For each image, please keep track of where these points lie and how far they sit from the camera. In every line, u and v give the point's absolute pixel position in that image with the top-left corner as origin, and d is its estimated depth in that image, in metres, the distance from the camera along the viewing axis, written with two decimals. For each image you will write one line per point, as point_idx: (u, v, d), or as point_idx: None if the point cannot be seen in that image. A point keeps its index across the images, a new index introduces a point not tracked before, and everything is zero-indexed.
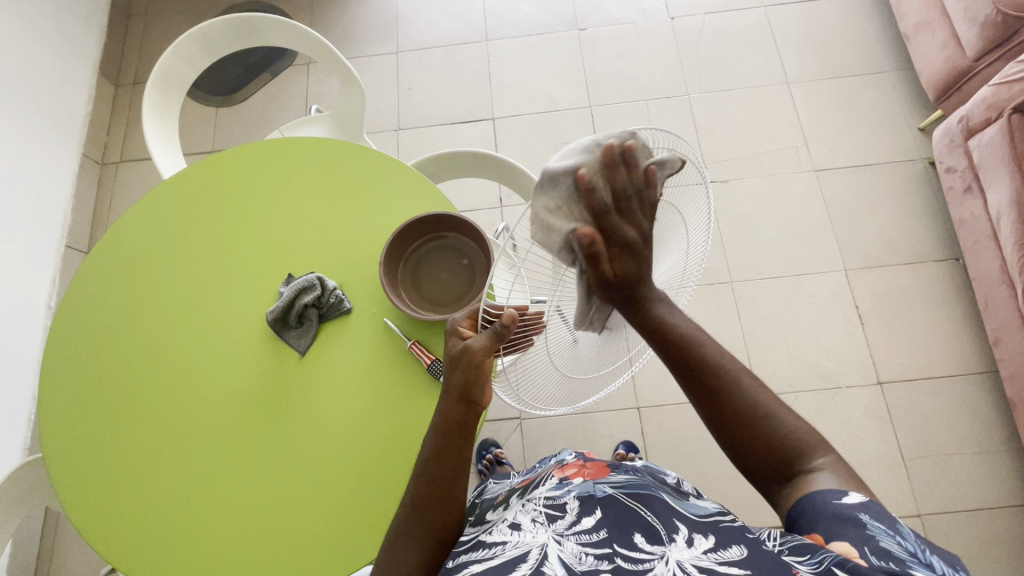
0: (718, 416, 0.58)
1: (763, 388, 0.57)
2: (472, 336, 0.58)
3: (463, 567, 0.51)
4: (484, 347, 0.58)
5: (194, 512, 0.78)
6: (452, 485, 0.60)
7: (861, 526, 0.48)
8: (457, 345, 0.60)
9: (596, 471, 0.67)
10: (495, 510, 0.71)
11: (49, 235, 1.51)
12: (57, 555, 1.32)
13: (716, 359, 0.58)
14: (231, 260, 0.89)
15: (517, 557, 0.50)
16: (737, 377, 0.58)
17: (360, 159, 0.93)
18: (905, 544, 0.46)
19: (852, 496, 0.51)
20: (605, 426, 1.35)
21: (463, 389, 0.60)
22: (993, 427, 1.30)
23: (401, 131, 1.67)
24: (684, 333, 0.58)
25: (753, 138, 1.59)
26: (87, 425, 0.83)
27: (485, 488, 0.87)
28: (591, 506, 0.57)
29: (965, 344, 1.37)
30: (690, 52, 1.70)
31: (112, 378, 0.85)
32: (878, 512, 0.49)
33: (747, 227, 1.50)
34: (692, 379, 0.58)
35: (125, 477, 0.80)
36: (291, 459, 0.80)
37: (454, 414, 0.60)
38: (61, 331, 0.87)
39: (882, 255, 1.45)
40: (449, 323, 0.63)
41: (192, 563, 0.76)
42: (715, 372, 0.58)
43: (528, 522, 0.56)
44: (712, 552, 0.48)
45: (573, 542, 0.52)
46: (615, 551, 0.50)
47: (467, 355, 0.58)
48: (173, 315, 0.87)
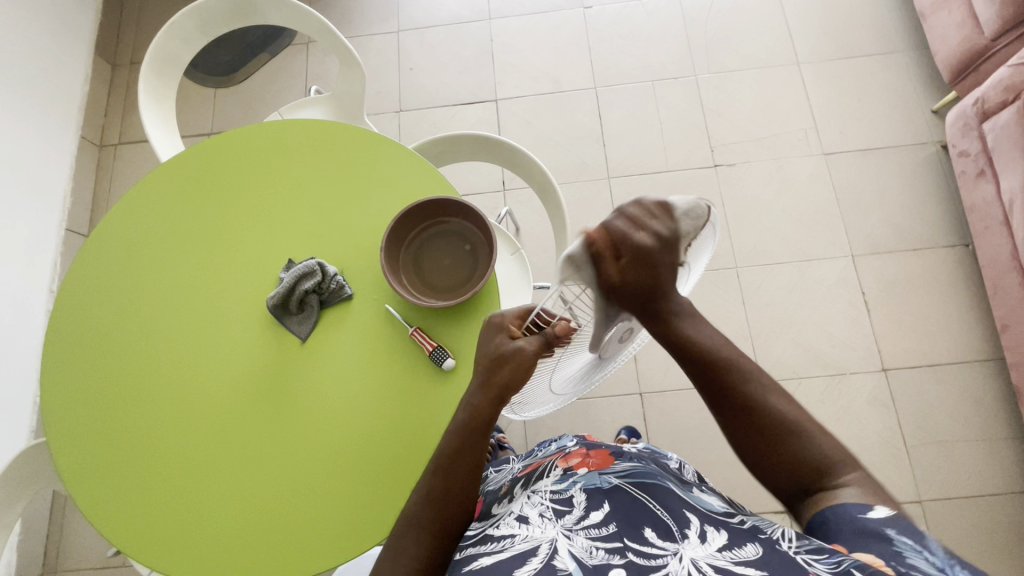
0: (743, 431, 0.60)
1: (793, 404, 0.60)
2: (525, 338, 0.60)
3: (473, 560, 0.51)
4: (534, 354, 0.58)
5: (196, 497, 0.78)
6: (468, 482, 0.62)
7: (887, 543, 0.47)
8: (506, 342, 0.61)
9: (600, 461, 0.66)
10: (499, 499, 0.70)
11: (49, 219, 1.50)
12: (66, 535, 1.34)
13: (748, 375, 0.61)
14: (233, 247, 0.88)
15: (528, 550, 0.50)
16: (768, 394, 0.60)
17: (360, 142, 0.91)
18: (933, 561, 0.44)
19: (880, 512, 0.51)
20: (608, 411, 1.35)
21: (500, 389, 0.60)
22: (997, 414, 1.30)
23: (402, 112, 1.64)
24: (715, 351, 0.61)
25: (761, 121, 1.56)
26: (93, 419, 0.82)
27: (486, 474, 0.87)
28: (598, 500, 0.56)
29: (972, 331, 1.35)
30: (698, 31, 1.65)
31: (116, 371, 0.84)
32: (905, 527, 0.48)
33: (754, 212, 1.48)
34: (721, 396, 0.61)
35: (131, 472, 0.80)
36: (294, 446, 0.80)
37: (484, 412, 0.61)
38: (61, 326, 0.86)
39: (890, 240, 1.43)
40: (499, 317, 0.64)
41: (192, 545, 0.77)
42: (744, 381, 0.60)
43: (535, 516, 0.56)
44: (726, 550, 0.48)
45: (583, 536, 0.51)
46: (626, 545, 0.50)
47: (516, 356, 0.59)
48: (175, 307, 0.86)
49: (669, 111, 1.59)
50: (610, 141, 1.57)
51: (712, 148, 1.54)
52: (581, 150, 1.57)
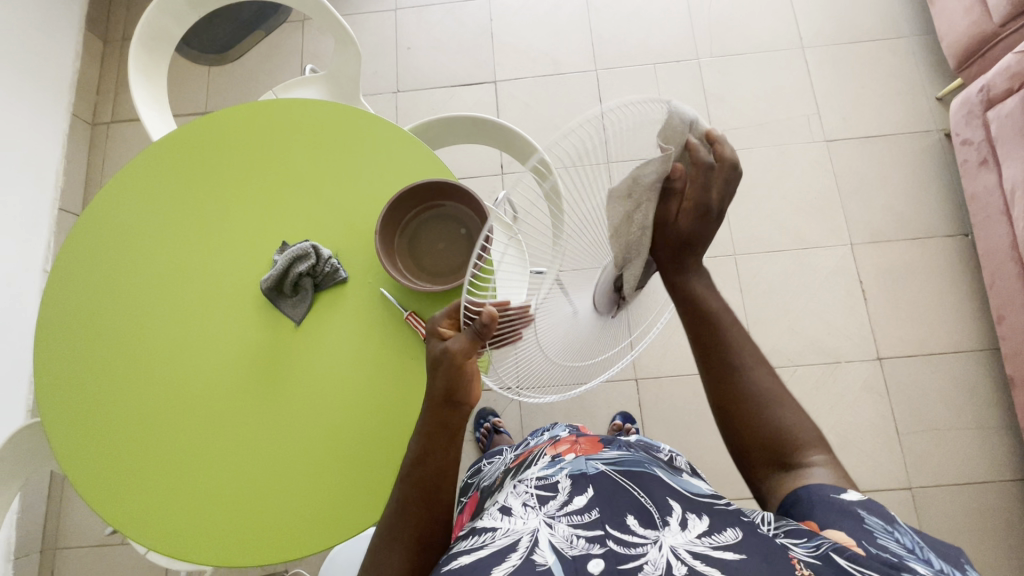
0: (727, 397, 0.60)
1: (776, 377, 0.61)
2: (452, 338, 0.55)
3: (454, 558, 0.51)
4: (464, 350, 0.54)
5: (188, 476, 0.79)
6: (438, 486, 0.60)
7: (859, 522, 0.49)
8: (437, 346, 0.56)
9: (588, 447, 0.66)
10: (491, 492, 0.71)
11: (42, 198, 1.48)
12: (65, 513, 1.35)
13: (744, 343, 0.61)
14: (226, 226, 0.87)
15: (507, 546, 0.49)
16: (757, 361, 0.61)
17: (350, 120, 0.90)
18: (903, 542, 0.47)
19: (852, 493, 0.53)
20: (603, 397, 1.36)
21: (447, 394, 0.57)
22: (989, 403, 1.31)
23: (400, 93, 1.62)
24: (714, 312, 0.59)
25: (763, 106, 1.54)
26: (86, 397, 0.82)
27: (479, 467, 0.87)
28: (582, 486, 0.57)
29: (968, 321, 1.35)
30: (702, 13, 1.62)
31: (108, 359, 0.83)
32: (875, 510, 0.51)
33: (753, 199, 1.47)
34: (714, 356, 0.61)
35: (128, 459, 0.80)
36: (287, 427, 0.80)
37: (438, 416, 0.59)
38: (50, 317, 0.85)
39: (890, 229, 1.42)
40: (428, 322, 0.58)
41: (186, 523, 0.77)
42: (735, 352, 0.60)
43: (518, 506, 0.55)
44: (705, 536, 0.49)
45: (564, 524, 0.52)
46: (607, 533, 0.51)
47: (448, 358, 0.55)
48: (167, 293, 0.85)
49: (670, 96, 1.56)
50: None
51: None
52: None
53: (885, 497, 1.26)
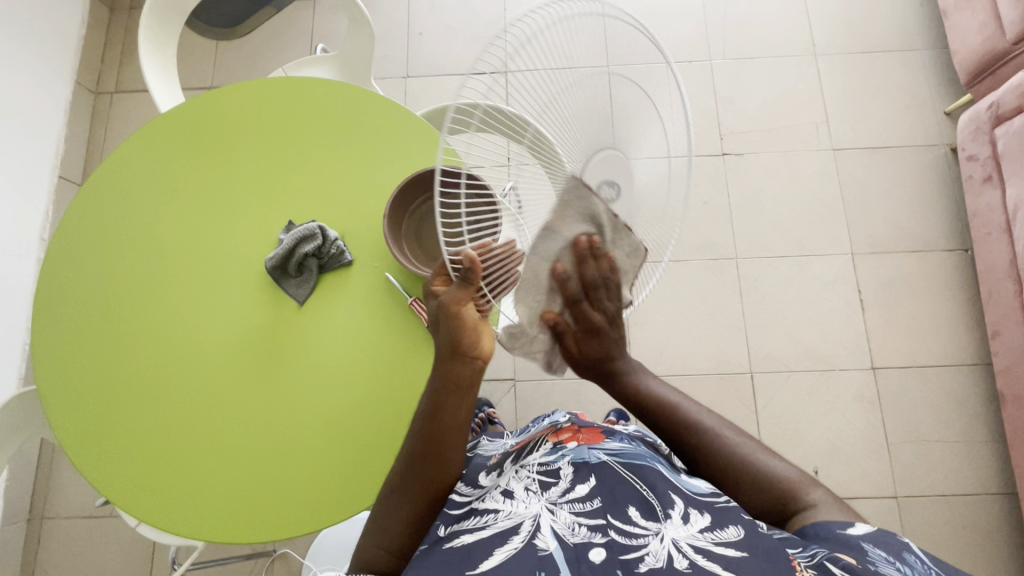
0: (704, 466, 0.70)
1: (741, 437, 0.70)
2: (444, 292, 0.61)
3: (456, 535, 0.55)
4: (456, 298, 0.60)
5: (184, 450, 0.79)
6: (442, 442, 0.63)
7: (861, 550, 0.54)
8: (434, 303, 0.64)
9: (591, 437, 0.66)
10: (485, 468, 0.70)
11: (43, 165, 1.46)
12: (54, 482, 1.35)
13: (700, 419, 0.72)
14: (232, 202, 0.86)
15: (510, 529, 0.54)
16: (716, 430, 0.71)
17: (360, 103, 0.89)
18: (904, 569, 0.51)
19: (859, 528, 0.58)
20: (599, 393, 1.36)
21: (453, 345, 0.62)
22: (978, 417, 1.32)
23: (409, 79, 1.60)
24: (665, 399, 0.75)
25: (773, 112, 1.54)
26: (84, 364, 0.82)
27: (479, 442, 0.90)
28: (584, 474, 0.60)
29: (963, 335, 1.37)
30: (717, 14, 1.62)
31: (107, 343, 0.82)
32: (881, 541, 0.55)
33: (758, 204, 1.47)
34: (678, 436, 0.72)
35: (125, 443, 0.79)
36: (284, 405, 0.80)
37: (451, 371, 0.63)
38: (46, 303, 0.84)
39: (892, 241, 1.43)
40: (425, 286, 0.66)
41: (178, 496, 0.77)
42: (697, 430, 0.71)
43: (521, 491, 0.59)
44: (708, 532, 0.53)
45: (566, 511, 0.56)
46: (609, 522, 0.55)
47: (444, 310, 0.61)
48: (169, 276, 0.84)
49: None
50: None
51: (721, 136, 1.52)
52: None
53: (871, 505, 1.27)
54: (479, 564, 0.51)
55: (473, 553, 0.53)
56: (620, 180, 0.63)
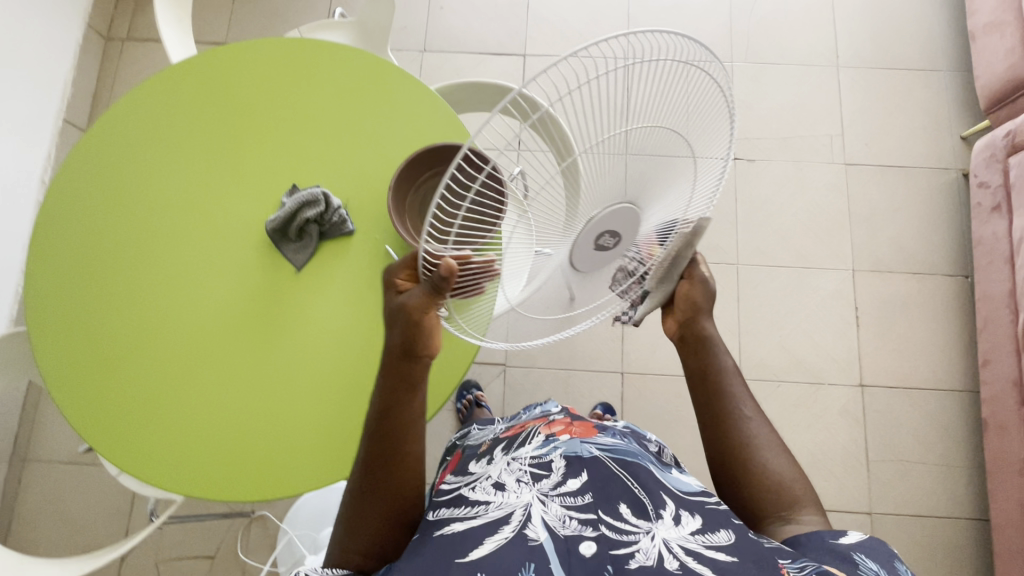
0: (714, 441, 0.69)
1: (767, 432, 0.68)
2: (409, 293, 0.58)
3: (447, 524, 0.55)
4: (421, 304, 0.58)
5: (171, 405, 0.79)
6: (403, 441, 0.61)
7: (854, 563, 0.52)
8: (393, 299, 0.60)
9: (583, 431, 0.67)
10: (477, 455, 0.72)
11: (49, 106, 1.44)
12: (39, 424, 1.36)
13: (741, 400, 0.70)
14: (238, 162, 0.85)
15: (500, 519, 0.53)
16: (747, 417, 0.69)
17: (375, 72, 0.88)
18: None
19: (851, 538, 0.56)
20: (587, 386, 1.37)
21: (404, 347, 0.60)
22: (960, 443, 1.33)
23: (426, 53, 1.58)
24: (722, 369, 0.72)
25: (789, 120, 1.52)
26: (78, 311, 0.81)
27: (468, 431, 0.88)
28: (576, 468, 0.59)
29: (954, 361, 1.37)
30: (742, 17, 1.60)
31: (101, 296, 0.82)
32: (873, 552, 0.54)
33: (764, 212, 1.46)
34: (713, 405, 0.70)
35: (113, 393, 0.79)
36: (276, 370, 0.80)
37: (397, 371, 0.61)
38: (42, 253, 0.83)
39: (894, 261, 1.43)
40: (386, 274, 0.62)
41: (164, 450, 0.77)
42: (731, 406, 0.70)
43: (512, 482, 0.59)
44: (699, 534, 0.52)
45: (557, 504, 0.55)
46: (599, 518, 0.54)
47: (406, 312, 0.58)
48: (167, 232, 0.83)
49: None
50: None
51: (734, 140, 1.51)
52: None
53: (845, 519, 1.29)
54: (467, 554, 0.50)
55: (461, 543, 0.52)
56: (624, 232, 0.61)
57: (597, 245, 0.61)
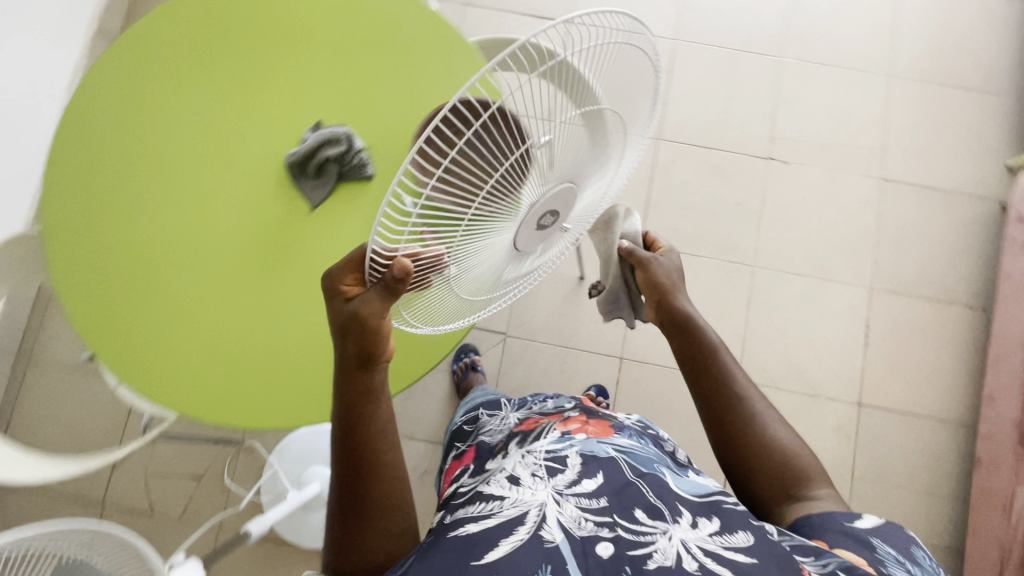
0: (719, 423, 0.68)
1: (767, 406, 0.69)
2: (359, 300, 0.52)
3: (461, 524, 0.54)
4: (376, 310, 0.52)
5: (174, 323, 0.79)
6: (382, 454, 0.56)
7: (873, 549, 0.54)
8: (341, 308, 0.53)
9: (599, 431, 0.68)
10: (492, 452, 0.72)
11: (84, 13, 1.43)
12: (46, 328, 1.39)
13: (735, 379, 0.70)
14: (266, 91, 0.84)
15: (515, 518, 0.53)
16: (749, 397, 0.69)
17: (414, 17, 0.86)
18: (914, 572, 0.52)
19: (867, 522, 0.57)
20: (584, 366, 1.37)
21: (361, 356, 0.55)
22: (950, 475, 1.32)
23: (468, 6, 1.53)
24: (714, 345, 0.72)
25: (830, 126, 1.47)
26: (91, 217, 0.81)
27: (478, 417, 0.90)
28: (592, 468, 0.60)
29: (958, 394, 1.36)
30: (800, 11, 1.53)
31: (113, 204, 0.81)
32: (889, 538, 0.55)
33: (790, 216, 1.43)
34: (710, 387, 0.70)
35: (119, 303, 0.80)
36: (280, 304, 0.80)
37: (356, 383, 0.56)
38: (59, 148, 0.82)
39: (914, 284, 1.40)
40: (326, 281, 0.54)
41: (162, 365, 0.79)
42: (729, 385, 0.69)
43: (527, 476, 0.59)
44: (717, 536, 0.52)
45: (573, 505, 0.55)
46: (616, 520, 0.54)
47: (359, 321, 0.52)
48: (189, 152, 0.83)
49: (742, 88, 1.48)
50: (672, 104, 1.47)
51: (771, 139, 1.46)
52: None
53: None
54: (483, 556, 0.50)
55: (478, 542, 0.51)
56: (562, 210, 0.62)
57: (541, 224, 0.60)
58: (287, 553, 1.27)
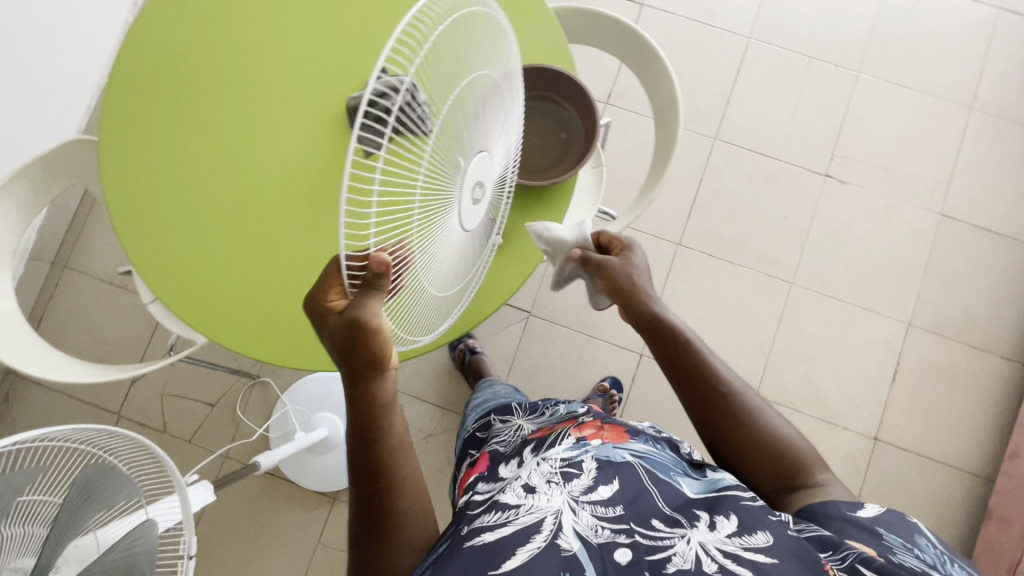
0: (715, 421, 0.66)
1: (753, 393, 0.67)
2: (348, 307, 0.52)
3: (476, 531, 0.53)
4: (368, 313, 0.52)
5: (214, 245, 0.80)
6: (396, 468, 0.55)
7: (880, 537, 0.52)
8: (332, 323, 0.55)
9: (614, 436, 0.68)
10: (506, 460, 0.71)
11: None
12: (83, 237, 1.41)
13: (716, 373, 0.67)
14: (339, 27, 0.83)
15: (531, 526, 0.52)
16: (739, 389, 0.67)
17: None
18: (923, 557, 0.51)
19: (869, 510, 0.56)
20: (602, 357, 1.36)
21: (364, 366, 0.54)
22: (957, 525, 1.29)
23: None
24: (690, 339, 0.69)
25: (896, 150, 1.41)
26: (150, 127, 0.82)
27: (489, 421, 0.88)
28: (607, 475, 0.60)
29: (979, 444, 1.32)
30: (885, 25, 1.45)
31: (175, 121, 0.82)
32: (893, 525, 0.54)
33: (837, 238, 1.38)
34: (695, 385, 0.67)
35: (164, 216, 0.80)
36: (320, 245, 0.80)
37: (368, 395, 0.55)
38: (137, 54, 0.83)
39: (954, 327, 1.35)
40: (313, 304, 0.56)
41: (197, 284, 0.79)
42: (717, 382, 0.67)
43: (542, 483, 0.58)
44: (736, 537, 0.51)
45: (589, 513, 0.55)
46: (633, 527, 0.54)
47: (352, 330, 0.53)
48: (252, 77, 0.82)
49: (810, 98, 1.42)
50: (735, 103, 1.42)
51: (831, 155, 1.41)
52: (703, 96, 1.42)
53: None
54: (502, 565, 0.49)
55: (494, 552, 0.50)
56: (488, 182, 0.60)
57: (475, 199, 0.58)
58: (287, 489, 1.30)
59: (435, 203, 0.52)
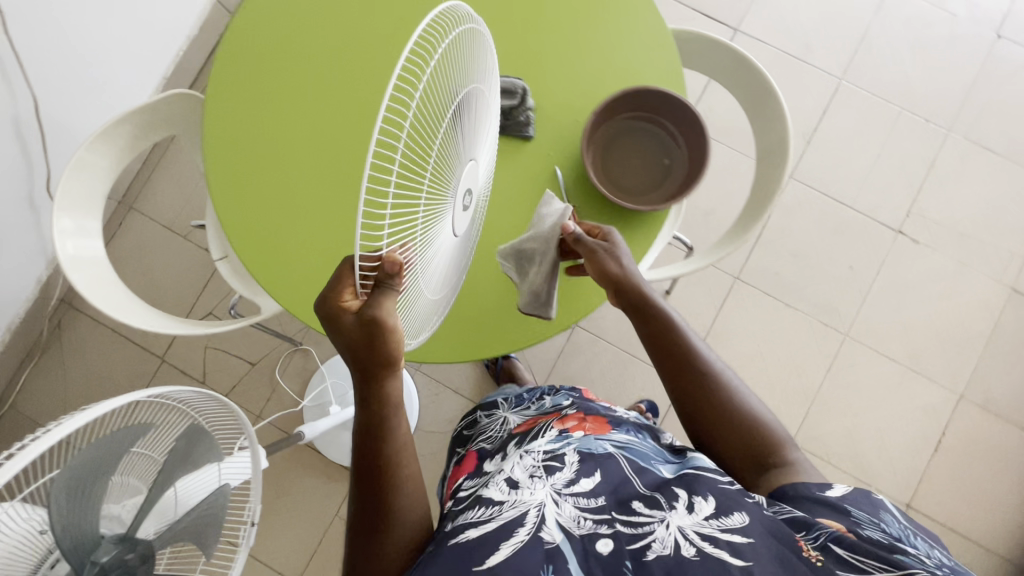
0: (693, 403, 0.66)
1: (728, 371, 0.68)
2: (363, 307, 0.49)
3: (460, 529, 0.53)
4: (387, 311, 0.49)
5: (303, 210, 0.81)
6: (398, 463, 0.55)
7: (844, 512, 0.51)
8: (345, 321, 0.51)
9: (597, 427, 0.68)
10: (492, 457, 0.71)
11: None
12: (150, 183, 1.44)
13: (694, 354, 0.67)
14: None
15: (514, 519, 0.52)
16: (714, 366, 0.67)
17: None
18: (889, 531, 0.49)
19: (836, 489, 0.55)
20: (641, 379, 1.35)
21: (370, 366, 0.53)
22: None
23: None
24: (674, 322, 0.68)
25: (975, 217, 1.37)
26: (262, 85, 0.83)
27: (474, 418, 0.86)
28: (589, 467, 0.59)
29: (1012, 526, 1.29)
30: (983, 87, 1.41)
31: (277, 87, 0.82)
32: (860, 501, 0.52)
33: (899, 297, 1.35)
34: (674, 364, 0.67)
35: (258, 174, 0.81)
36: None
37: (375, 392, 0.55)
38: (259, 12, 0.84)
39: (1005, 405, 1.32)
40: (322, 305, 0.52)
41: (279, 245, 0.80)
42: (695, 361, 0.67)
43: (524, 477, 0.58)
44: (713, 519, 0.50)
45: (570, 504, 0.55)
46: (614, 517, 0.53)
47: (366, 330, 0.50)
48: (369, 54, 0.84)
49: (894, 150, 1.39)
50: (815, 144, 1.39)
51: (907, 212, 1.37)
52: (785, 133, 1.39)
53: None
54: (483, 560, 0.48)
55: (477, 545, 0.50)
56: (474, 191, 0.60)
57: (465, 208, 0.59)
58: (312, 459, 1.32)
59: (435, 210, 0.53)
